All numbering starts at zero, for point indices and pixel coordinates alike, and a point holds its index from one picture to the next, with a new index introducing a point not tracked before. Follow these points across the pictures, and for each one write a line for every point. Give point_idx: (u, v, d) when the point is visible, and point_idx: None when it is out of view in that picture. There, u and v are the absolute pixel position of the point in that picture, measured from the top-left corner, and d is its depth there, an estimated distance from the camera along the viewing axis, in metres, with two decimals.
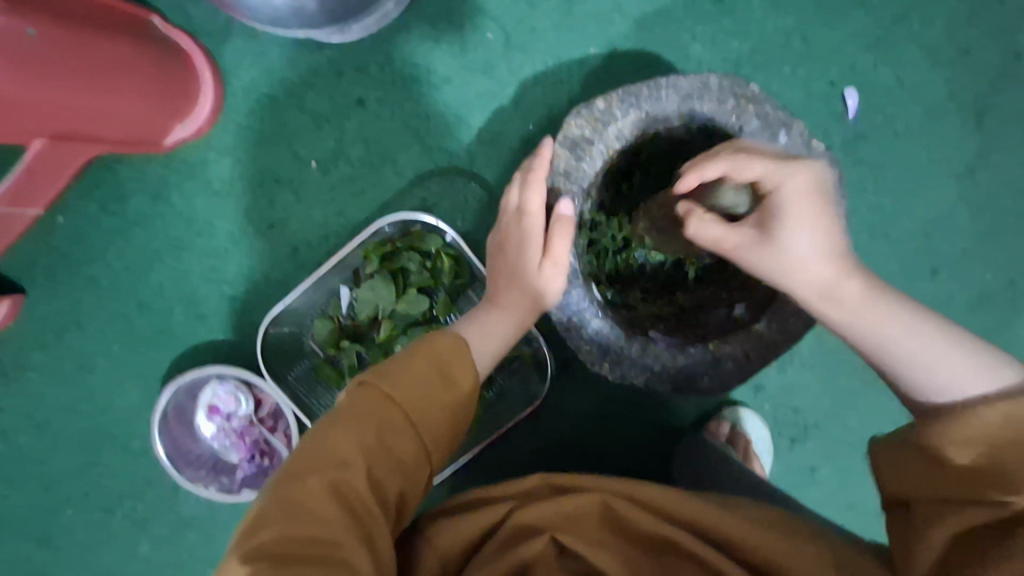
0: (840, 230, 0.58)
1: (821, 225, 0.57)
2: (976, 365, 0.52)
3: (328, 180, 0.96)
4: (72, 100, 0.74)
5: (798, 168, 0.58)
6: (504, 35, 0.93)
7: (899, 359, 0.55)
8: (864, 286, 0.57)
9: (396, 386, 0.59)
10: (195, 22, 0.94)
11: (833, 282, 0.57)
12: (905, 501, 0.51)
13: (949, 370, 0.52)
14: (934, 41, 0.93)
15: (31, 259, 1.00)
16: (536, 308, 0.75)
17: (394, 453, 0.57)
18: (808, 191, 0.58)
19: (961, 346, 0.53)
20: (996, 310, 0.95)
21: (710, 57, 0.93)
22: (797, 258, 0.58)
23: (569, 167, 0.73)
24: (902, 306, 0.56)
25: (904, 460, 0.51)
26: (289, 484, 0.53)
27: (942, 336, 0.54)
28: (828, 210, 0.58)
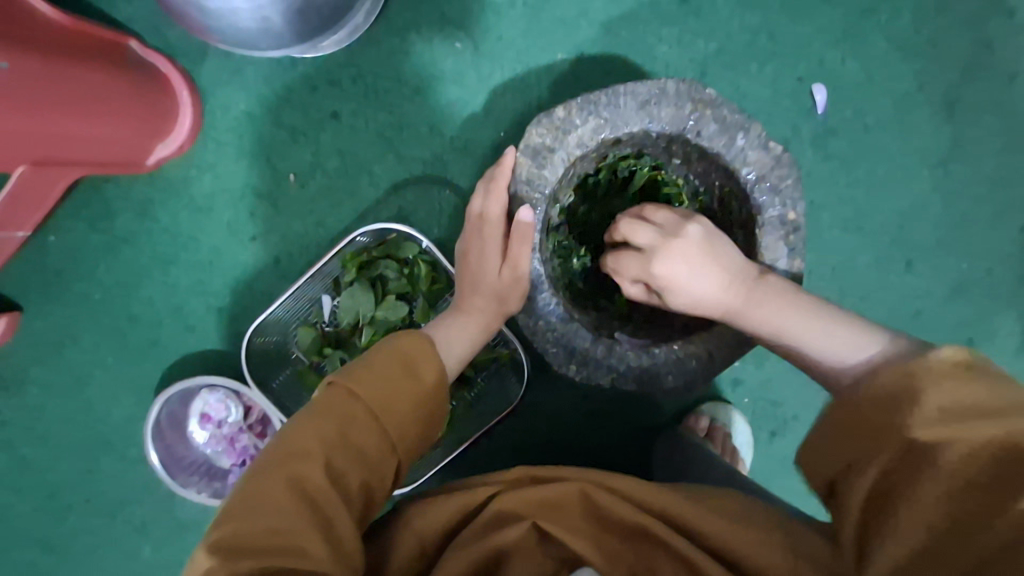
0: (737, 267, 0.64)
1: (706, 263, 0.63)
2: (850, 338, 0.58)
3: (306, 192, 0.99)
4: (49, 127, 0.76)
5: (670, 249, 0.64)
6: (472, 44, 0.95)
7: (797, 341, 0.61)
8: (746, 292, 0.63)
9: (360, 382, 0.62)
10: (171, 42, 0.97)
11: (727, 305, 0.64)
12: (829, 482, 0.49)
13: (828, 345, 0.59)
14: (902, 33, 0.93)
15: (26, 278, 1.04)
16: (502, 311, 0.79)
17: (359, 446, 0.59)
18: (697, 245, 0.64)
19: (828, 323, 0.60)
20: (972, 300, 0.96)
21: (677, 58, 0.93)
22: (688, 298, 0.65)
23: (531, 176, 0.74)
24: (790, 297, 0.62)
25: (825, 447, 0.49)
26: (255, 479, 0.55)
27: (814, 316, 0.60)
28: (719, 258, 0.64)
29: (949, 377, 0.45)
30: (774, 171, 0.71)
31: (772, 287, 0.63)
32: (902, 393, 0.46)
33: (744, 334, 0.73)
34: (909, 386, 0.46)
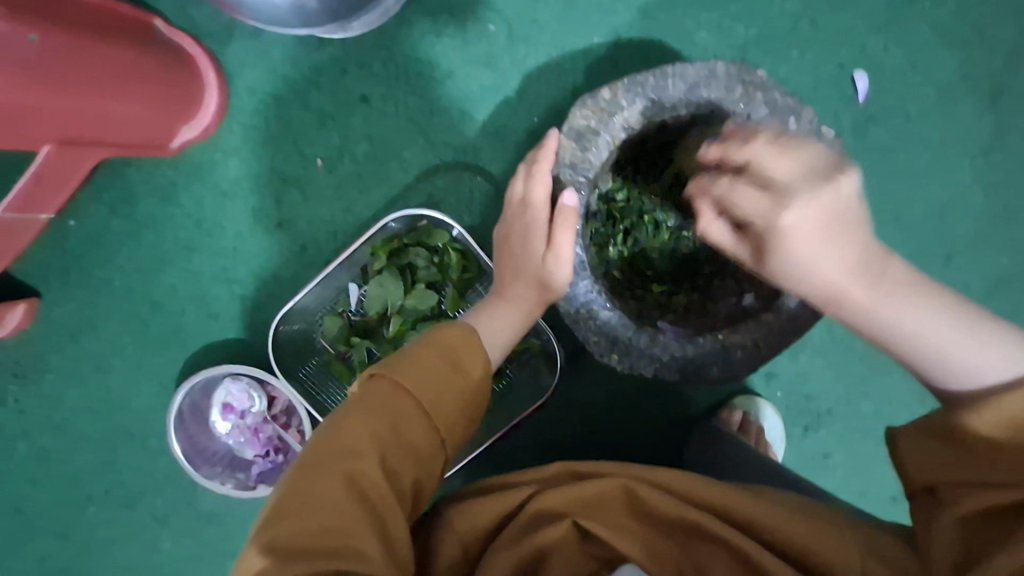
0: (863, 247, 0.51)
1: (852, 241, 0.51)
2: (993, 351, 0.49)
3: (334, 178, 0.97)
4: (77, 105, 0.75)
5: (799, 146, 0.50)
6: (506, 27, 0.92)
7: (925, 354, 0.51)
8: (878, 286, 0.51)
9: (407, 376, 0.60)
10: (197, 22, 0.94)
11: (841, 290, 0.52)
12: (928, 485, 0.51)
13: (967, 356, 0.50)
14: (946, 20, 0.91)
15: (45, 263, 1.02)
16: (543, 299, 0.76)
17: (408, 442, 0.57)
18: (818, 188, 0.53)
19: (974, 332, 0.50)
20: (1013, 293, 0.94)
21: (716, 43, 0.91)
22: (804, 276, 0.53)
23: (575, 158, 0.72)
24: (929, 297, 0.51)
25: (930, 447, 0.51)
26: (305, 477, 0.53)
27: (963, 325, 0.50)
28: (845, 240, 0.50)
29: None
30: None
31: (900, 287, 0.51)
32: None
33: (791, 324, 0.71)
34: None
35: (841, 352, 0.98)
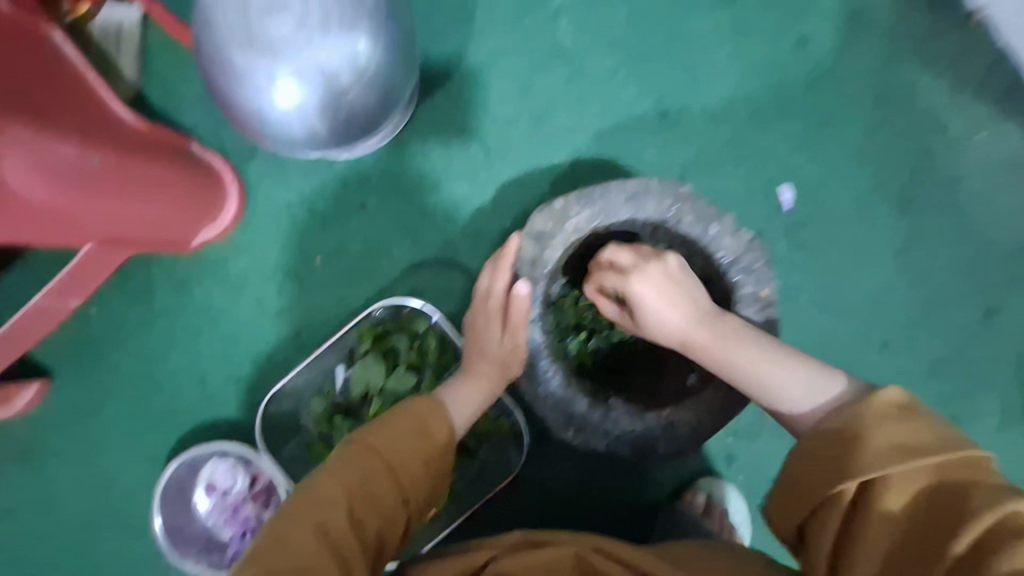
0: (699, 301, 0.75)
1: (677, 297, 0.76)
2: (816, 381, 0.64)
3: (331, 272, 1.10)
4: (116, 211, 0.87)
5: (642, 271, 0.77)
6: (483, 149, 1.09)
7: (764, 385, 0.68)
8: (712, 336, 0.73)
9: (377, 438, 0.67)
10: (226, 144, 1.10)
11: (685, 337, 0.75)
12: (795, 530, 0.58)
13: (784, 383, 0.66)
14: (856, 144, 1.07)
15: (62, 347, 1.11)
16: (505, 376, 0.86)
17: (375, 496, 0.63)
18: (667, 274, 0.77)
19: (785, 365, 0.67)
20: (951, 378, 1.05)
21: (661, 161, 1.07)
22: (658, 326, 0.77)
23: (534, 256, 0.84)
24: (755, 344, 0.70)
25: (790, 496, 0.57)
26: (279, 524, 0.58)
27: (778, 360, 0.68)
28: (685, 296, 0.76)
29: (890, 417, 0.55)
30: (746, 254, 0.82)
31: (734, 335, 0.72)
32: (845, 442, 0.55)
33: (728, 402, 0.79)
34: (859, 433, 0.55)
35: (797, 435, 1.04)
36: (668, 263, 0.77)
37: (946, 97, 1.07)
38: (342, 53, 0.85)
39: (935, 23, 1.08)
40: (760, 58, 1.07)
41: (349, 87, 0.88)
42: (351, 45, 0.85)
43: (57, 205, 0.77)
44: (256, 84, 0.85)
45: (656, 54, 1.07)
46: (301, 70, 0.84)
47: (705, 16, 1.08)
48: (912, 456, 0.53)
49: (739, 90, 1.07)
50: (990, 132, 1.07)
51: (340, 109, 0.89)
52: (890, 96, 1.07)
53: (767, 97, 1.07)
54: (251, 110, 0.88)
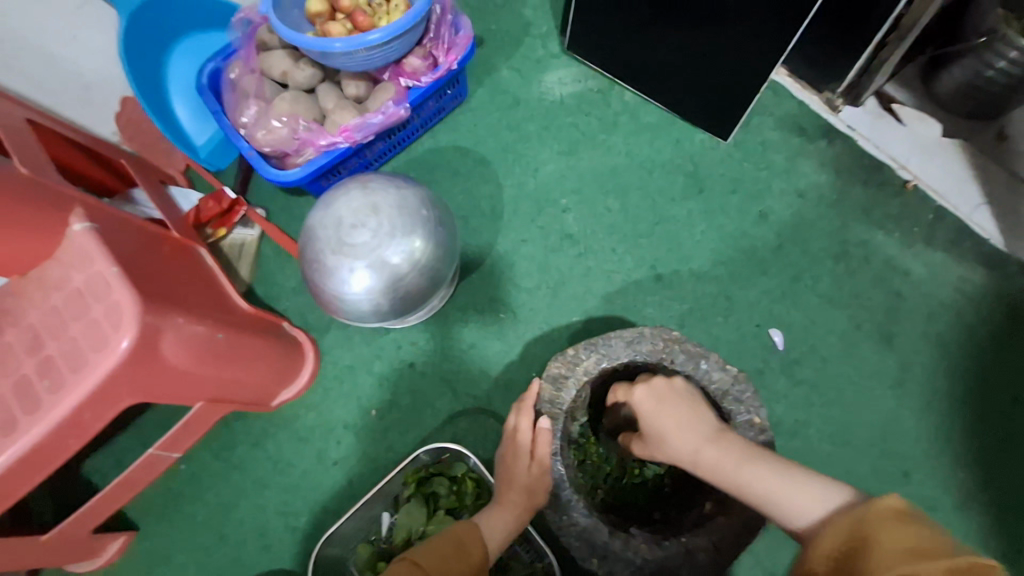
0: (707, 423, 0.87)
1: (682, 420, 0.88)
2: (813, 492, 0.74)
3: (383, 424, 1.28)
4: (224, 374, 1.11)
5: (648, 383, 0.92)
6: (512, 313, 1.32)
7: (774, 498, 0.76)
8: (721, 453, 0.83)
9: (421, 556, 0.79)
10: (309, 321, 1.38)
11: (696, 452, 0.85)
12: None
13: (793, 501, 0.75)
14: (829, 292, 1.24)
15: (150, 502, 1.28)
16: (530, 505, 0.97)
17: None
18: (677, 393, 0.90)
19: (799, 483, 0.76)
20: (977, 510, 1.08)
21: (660, 315, 1.28)
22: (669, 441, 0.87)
23: (552, 397, 0.99)
24: (766, 460, 0.80)
25: None
26: None
27: (790, 476, 0.77)
28: (687, 416, 0.87)
29: (888, 520, 0.62)
30: (735, 386, 0.95)
31: (735, 449, 0.83)
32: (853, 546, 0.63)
33: (741, 527, 0.85)
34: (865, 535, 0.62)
35: None
36: (673, 384, 0.90)
37: (901, 249, 1.26)
38: (402, 251, 1.15)
39: (876, 192, 1.31)
40: (730, 230, 1.32)
41: (407, 273, 1.16)
42: (410, 243, 1.16)
43: (184, 367, 1.02)
44: (340, 277, 1.14)
45: (644, 234, 1.35)
46: (373, 265, 1.14)
47: (682, 203, 1.36)
48: (915, 556, 0.57)
49: (717, 256, 1.30)
50: (949, 275, 1.23)
51: (400, 289, 1.17)
52: (850, 252, 1.27)
53: (743, 260, 1.29)
54: (335, 295, 1.16)
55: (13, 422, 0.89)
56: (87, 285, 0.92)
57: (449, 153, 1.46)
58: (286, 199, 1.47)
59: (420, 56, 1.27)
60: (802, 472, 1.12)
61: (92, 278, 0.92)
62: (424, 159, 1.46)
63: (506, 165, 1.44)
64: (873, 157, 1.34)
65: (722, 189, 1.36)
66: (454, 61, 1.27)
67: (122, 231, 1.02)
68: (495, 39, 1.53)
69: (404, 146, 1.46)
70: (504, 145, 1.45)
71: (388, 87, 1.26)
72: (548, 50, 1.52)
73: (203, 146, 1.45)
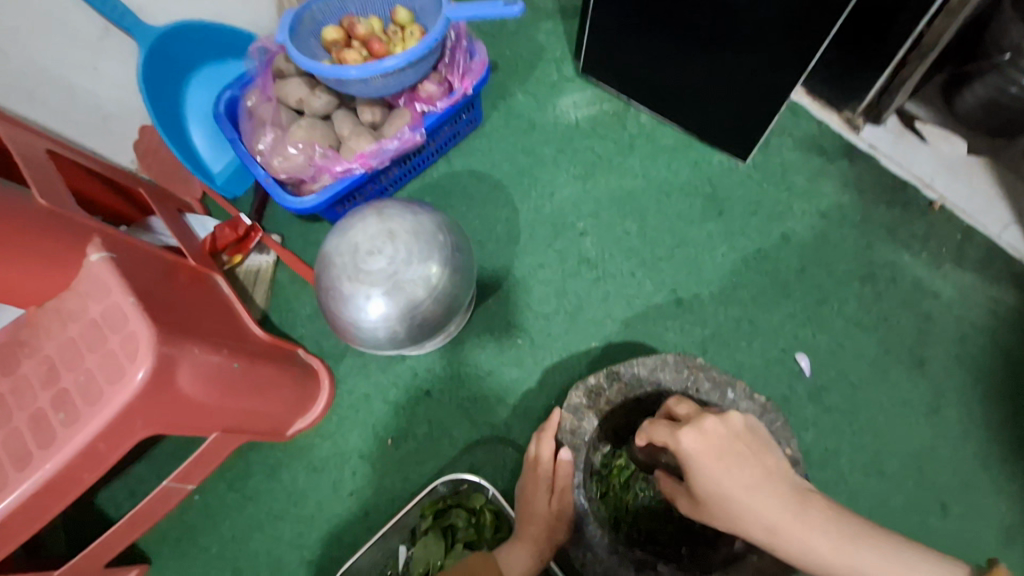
0: (773, 479, 0.78)
1: (740, 473, 0.77)
2: (919, 564, 0.71)
3: (399, 453, 1.25)
4: (240, 404, 1.10)
5: (698, 423, 0.80)
6: (529, 339, 1.30)
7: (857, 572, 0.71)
8: (795, 517, 0.75)
9: None
10: (324, 348, 1.36)
11: (773, 520, 0.75)
12: None
13: (882, 570, 0.71)
14: (856, 315, 1.21)
15: (163, 534, 1.25)
16: (553, 541, 0.94)
17: None
18: (731, 435, 0.80)
19: (887, 549, 0.72)
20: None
21: (681, 340, 1.25)
22: (723, 498, 0.77)
23: (574, 427, 0.96)
24: (836, 528, 0.74)
25: None
26: None
27: (874, 543, 0.73)
28: (734, 462, 0.78)
29: None
30: (764, 415, 0.92)
31: (814, 518, 0.74)
32: None
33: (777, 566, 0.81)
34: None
35: None
36: (728, 428, 0.81)
37: (929, 270, 1.23)
38: (418, 277, 1.14)
39: (901, 212, 1.28)
40: (752, 253, 1.30)
41: (423, 299, 1.14)
42: (427, 268, 1.14)
43: (199, 399, 1.00)
44: (356, 303, 1.13)
45: (662, 257, 1.33)
46: (389, 292, 1.13)
47: (701, 225, 1.34)
48: None
49: (739, 279, 1.28)
50: (980, 297, 1.19)
51: (415, 315, 1.15)
52: (877, 274, 1.24)
53: (766, 283, 1.26)
54: (351, 322, 1.15)
55: (27, 457, 0.87)
56: (103, 316, 0.91)
57: (464, 177, 1.45)
58: (302, 225, 1.48)
59: (436, 82, 1.27)
60: (835, 504, 1.07)
61: (109, 308, 0.91)
62: (439, 184, 1.45)
63: (521, 188, 1.43)
64: (896, 176, 1.31)
65: (742, 211, 1.34)
66: (469, 87, 1.27)
67: (139, 260, 1.02)
68: (509, 64, 1.54)
69: (419, 170, 1.46)
70: (519, 169, 1.45)
71: (404, 113, 1.26)
72: (563, 74, 1.52)
73: (220, 173, 1.46)
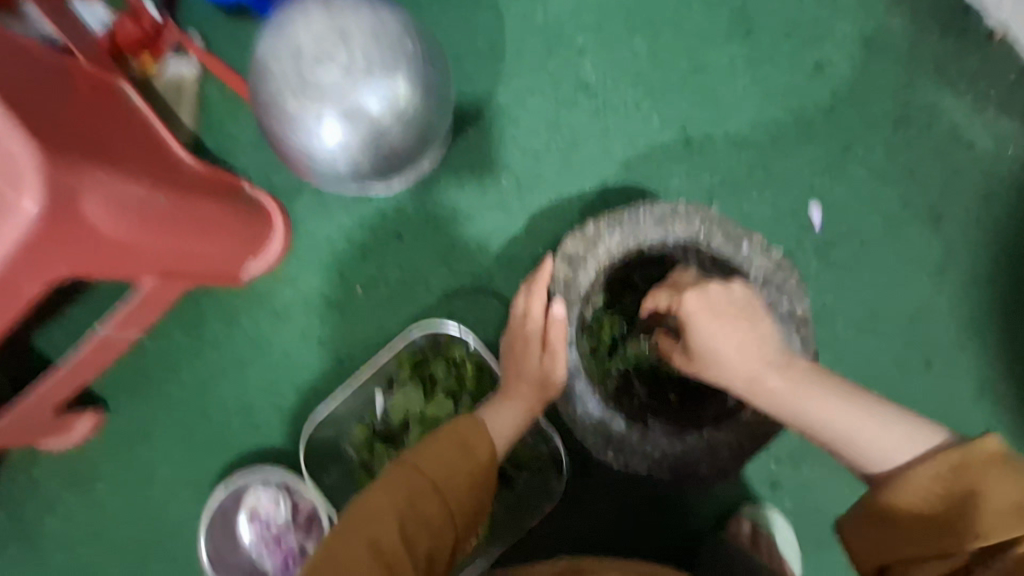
0: (767, 345, 0.75)
1: (737, 331, 0.75)
2: (904, 435, 0.64)
3: (371, 302, 1.15)
4: (178, 247, 0.94)
5: (703, 289, 0.76)
6: (515, 180, 1.14)
7: (846, 439, 0.67)
8: (784, 381, 0.73)
9: (422, 458, 0.72)
10: (273, 183, 1.16)
11: (756, 374, 0.74)
12: (880, 565, 0.59)
13: (876, 439, 0.65)
14: (880, 164, 1.09)
15: (117, 380, 1.17)
16: (544, 397, 0.87)
17: (423, 515, 0.67)
18: (732, 303, 0.76)
19: (883, 421, 0.66)
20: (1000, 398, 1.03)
21: (686, 186, 1.11)
22: (715, 357, 0.76)
23: (567, 279, 0.88)
24: (835, 396, 0.70)
25: (872, 536, 0.59)
26: (340, 539, 0.62)
27: (863, 413, 0.68)
28: (735, 322, 0.75)
29: (996, 473, 0.55)
30: (778, 273, 0.83)
31: (804, 383, 0.72)
32: (966, 496, 0.55)
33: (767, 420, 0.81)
34: (972, 489, 0.55)
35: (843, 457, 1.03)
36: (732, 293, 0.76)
37: (970, 115, 1.08)
38: (382, 96, 0.91)
39: (956, 42, 1.09)
40: (778, 87, 1.11)
41: (390, 127, 0.94)
42: (392, 86, 0.92)
43: (125, 240, 0.84)
44: (308, 128, 0.92)
45: (675, 87, 1.12)
46: (347, 114, 0.91)
47: (724, 48, 1.12)
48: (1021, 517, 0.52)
49: (759, 117, 1.11)
50: (1017, 148, 1.08)
51: (381, 147, 0.95)
52: (913, 117, 1.09)
53: (788, 123, 1.10)
54: (304, 151, 0.95)
55: None
56: None
57: None
58: (229, 25, 1.16)
59: None
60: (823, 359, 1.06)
61: None
62: None
63: None
64: None
65: (774, 31, 1.11)
66: None
67: (12, 55, 0.77)
68: None
69: None
70: None
71: None
72: None
73: None
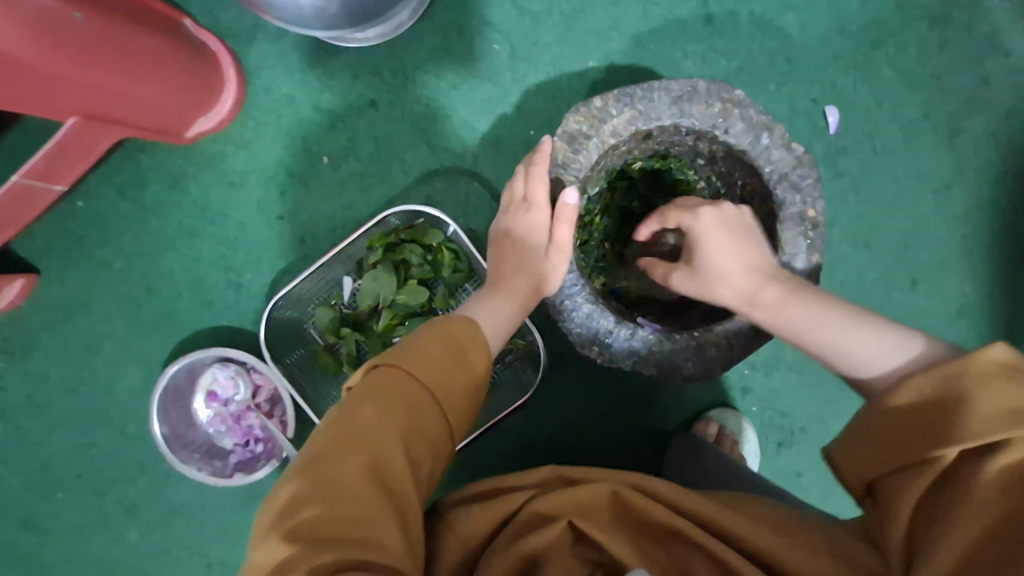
0: (762, 255, 0.70)
1: (735, 245, 0.71)
2: (885, 344, 0.58)
3: (338, 176, 1.02)
4: (103, 81, 0.79)
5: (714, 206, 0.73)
6: (508, 47, 1.00)
7: (830, 350, 0.62)
8: (779, 291, 0.67)
9: (414, 366, 0.59)
10: (222, 25, 1.00)
11: (753, 290, 0.68)
12: (866, 483, 0.51)
13: (861, 350, 0.59)
14: (907, 66, 1.00)
15: (50, 243, 1.05)
16: (537, 293, 0.81)
17: (422, 434, 0.57)
18: (729, 220, 0.72)
19: (886, 334, 0.59)
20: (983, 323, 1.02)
21: (700, 72, 0.99)
22: (711, 273, 0.72)
23: (567, 159, 0.78)
24: (834, 308, 0.63)
25: (857, 447, 0.51)
26: (323, 463, 0.52)
27: (850, 322, 0.61)
28: (744, 238, 0.71)
29: (995, 377, 0.47)
30: (796, 170, 0.75)
31: (802, 293, 0.66)
32: (949, 401, 0.47)
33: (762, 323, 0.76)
34: (959, 392, 0.47)
35: (817, 370, 1.02)
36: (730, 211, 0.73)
37: (1014, 19, 0.99)
38: None
39: None
40: None
41: None
42: None
43: (36, 64, 0.69)
44: None
45: None
46: None
47: None
48: (1019, 421, 0.45)
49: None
50: None
51: None
52: (952, 15, 0.99)
53: (817, 9, 0.99)
54: None
55: None
56: None
57: None
58: None
59: None
60: None
61: None
62: None
63: None
64: None
65: None
66: None
67: None
68: None
69: None
70: None
71: None
72: None
73: None
